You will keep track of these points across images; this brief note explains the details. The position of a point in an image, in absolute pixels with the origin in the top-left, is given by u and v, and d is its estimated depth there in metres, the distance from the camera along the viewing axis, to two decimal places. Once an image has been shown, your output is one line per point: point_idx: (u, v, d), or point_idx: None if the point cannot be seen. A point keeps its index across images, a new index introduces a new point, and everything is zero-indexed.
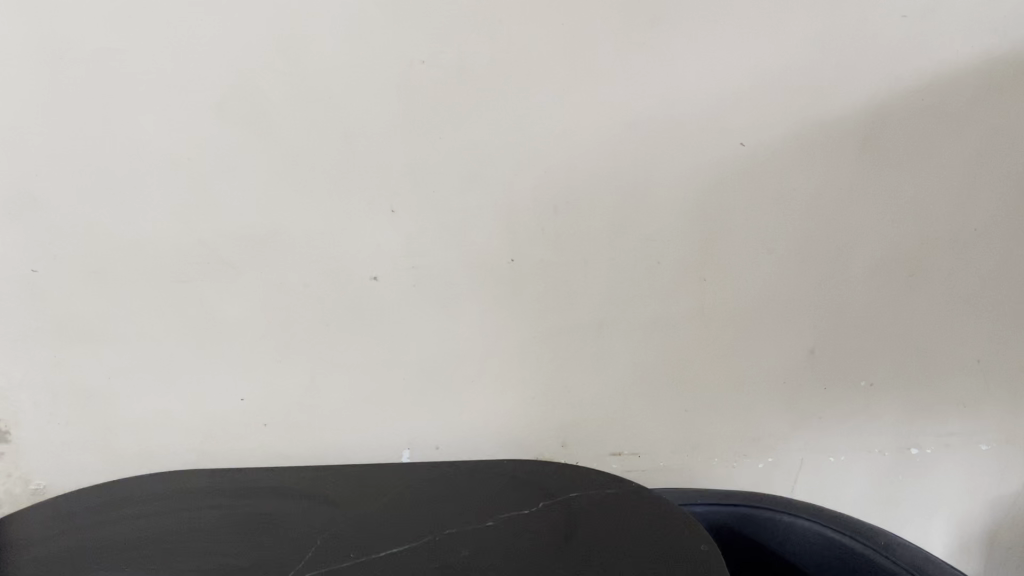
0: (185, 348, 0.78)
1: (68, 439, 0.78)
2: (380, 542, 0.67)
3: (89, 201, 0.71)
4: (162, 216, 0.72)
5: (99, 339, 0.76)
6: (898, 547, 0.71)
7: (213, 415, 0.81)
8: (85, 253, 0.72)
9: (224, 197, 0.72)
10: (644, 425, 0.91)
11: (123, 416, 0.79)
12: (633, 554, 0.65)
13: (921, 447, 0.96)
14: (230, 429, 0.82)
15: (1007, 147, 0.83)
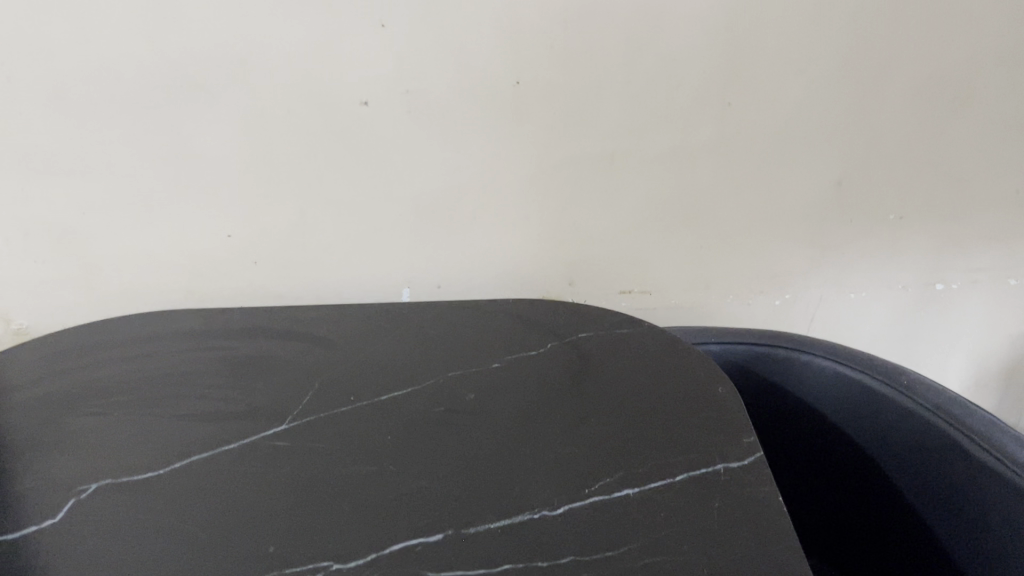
0: (162, 183, 0.72)
1: (47, 278, 0.75)
2: (381, 385, 0.64)
3: (36, 15, 0.62)
4: (122, 33, 0.64)
5: (70, 175, 0.70)
6: (920, 385, 0.67)
7: (198, 253, 0.77)
8: (39, 75, 0.64)
9: (192, 11, 0.64)
10: (656, 262, 0.86)
11: (104, 254, 0.75)
12: (645, 397, 0.62)
13: (947, 283, 0.92)
14: (218, 267, 0.78)
15: None
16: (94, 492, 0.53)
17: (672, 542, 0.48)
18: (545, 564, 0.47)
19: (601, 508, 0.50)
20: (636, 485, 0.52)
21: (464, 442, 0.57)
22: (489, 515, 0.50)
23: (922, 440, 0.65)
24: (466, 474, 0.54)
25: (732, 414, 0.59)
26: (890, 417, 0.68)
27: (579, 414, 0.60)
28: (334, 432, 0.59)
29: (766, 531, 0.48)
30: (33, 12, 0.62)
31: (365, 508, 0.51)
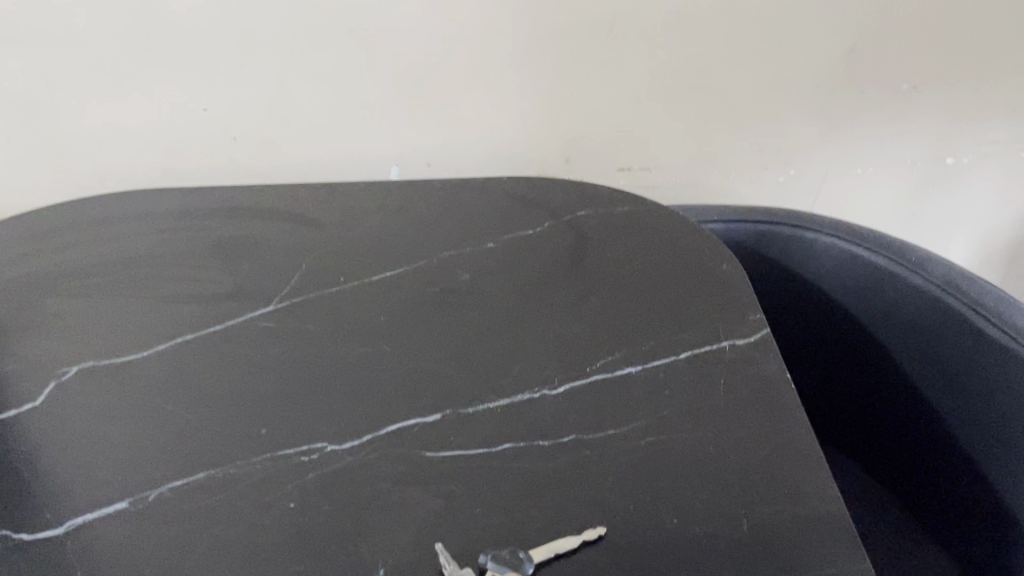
0: (130, 51, 0.67)
1: (12, 155, 0.70)
2: (371, 265, 0.61)
3: None
4: None
5: (28, 42, 0.64)
6: (931, 264, 0.64)
7: (173, 128, 0.72)
8: None
9: None
10: (657, 137, 0.83)
11: (72, 130, 0.70)
12: (648, 273, 0.59)
13: (958, 157, 0.88)
14: (193, 143, 0.74)
15: None
16: (75, 375, 0.51)
17: (676, 420, 0.46)
18: (545, 443, 0.45)
19: (602, 388, 0.49)
20: (638, 363, 0.51)
21: (461, 322, 0.55)
22: (488, 395, 0.49)
23: (934, 318, 0.63)
24: (464, 354, 0.52)
25: (738, 290, 0.57)
26: (899, 297, 0.66)
27: (577, 294, 0.57)
28: (324, 313, 0.56)
29: (772, 408, 0.47)
30: None
31: (359, 389, 0.50)
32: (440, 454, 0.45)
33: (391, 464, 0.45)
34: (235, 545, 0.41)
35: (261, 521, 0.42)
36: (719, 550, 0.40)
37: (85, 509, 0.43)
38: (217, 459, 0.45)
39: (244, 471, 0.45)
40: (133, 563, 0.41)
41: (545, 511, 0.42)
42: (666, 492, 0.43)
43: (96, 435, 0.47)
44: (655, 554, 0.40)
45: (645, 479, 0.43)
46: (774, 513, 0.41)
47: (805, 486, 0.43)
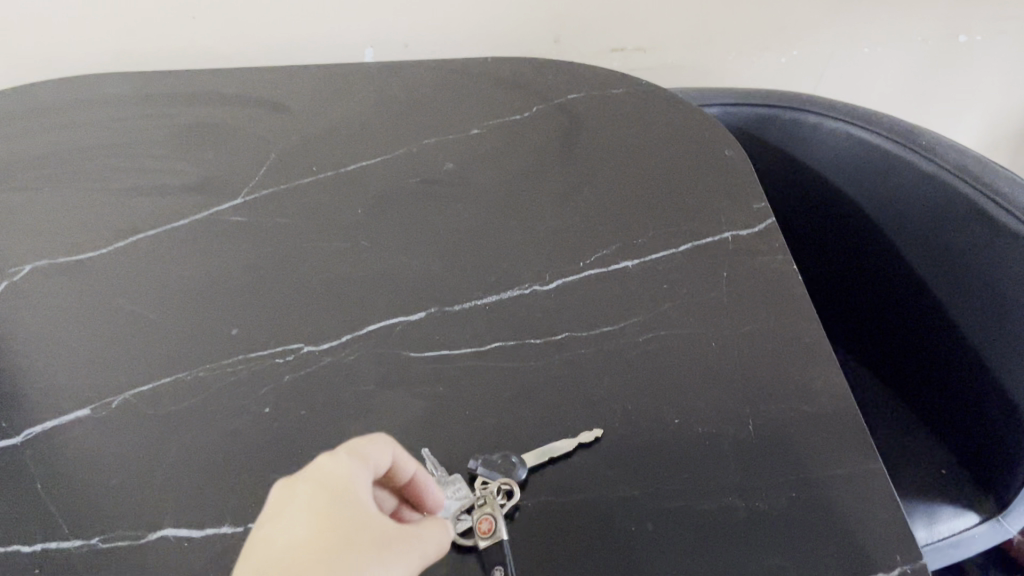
0: None
1: None
2: (349, 151, 0.57)
3: None
4: None
5: None
6: (942, 147, 0.60)
7: (124, 6, 0.65)
8: None
9: None
10: (650, 15, 0.76)
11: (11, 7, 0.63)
12: (645, 161, 0.55)
13: (971, 34, 0.81)
14: (149, 22, 0.67)
15: None
16: (30, 273, 0.48)
17: (676, 316, 0.44)
18: (537, 342, 0.42)
19: (597, 284, 0.46)
20: (636, 257, 0.47)
21: (444, 214, 0.51)
22: (474, 292, 0.46)
23: (938, 205, 0.59)
24: (447, 250, 0.48)
25: (742, 177, 0.53)
26: (905, 183, 0.62)
27: (570, 183, 0.53)
28: (297, 206, 0.52)
29: (780, 302, 0.44)
30: None
31: (337, 287, 0.46)
32: (425, 355, 0.42)
33: (372, 366, 0.42)
34: (208, 452, 0.39)
35: (233, 427, 0.40)
36: (723, 451, 0.37)
37: (45, 416, 0.40)
38: (186, 362, 0.42)
39: (215, 375, 0.42)
40: (99, 472, 0.38)
41: (539, 413, 0.39)
42: (666, 392, 0.40)
43: (55, 338, 0.44)
44: (656, 457, 0.37)
45: (644, 378, 0.41)
46: (782, 412, 0.39)
47: (814, 384, 0.40)
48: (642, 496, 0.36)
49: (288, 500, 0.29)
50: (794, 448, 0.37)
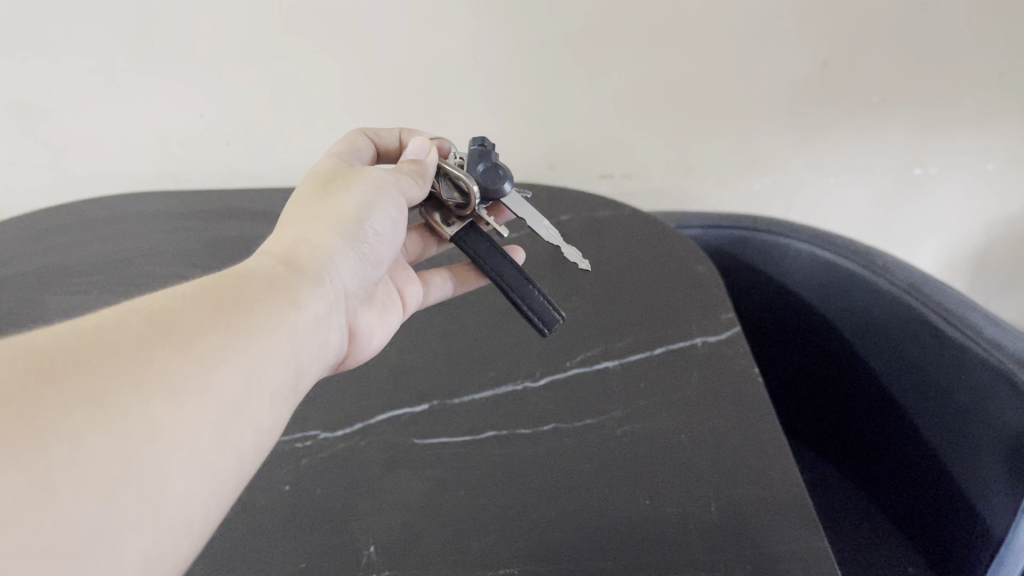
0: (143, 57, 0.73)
1: (48, 138, 0.78)
2: None
3: None
4: None
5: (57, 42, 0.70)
6: (895, 266, 0.66)
7: (183, 122, 0.79)
8: None
9: None
10: (635, 146, 0.86)
11: (88, 120, 0.77)
12: (625, 272, 0.63)
13: (925, 168, 0.88)
14: (205, 142, 0.81)
15: None
16: None
17: (650, 411, 0.49)
18: (526, 432, 0.48)
19: (580, 382, 0.52)
20: (616, 358, 0.53)
21: (447, 322, 0.58)
22: (475, 388, 0.52)
23: (894, 315, 0.65)
24: (450, 351, 0.55)
25: (713, 289, 0.60)
26: (864, 298, 0.68)
27: (558, 293, 0.61)
28: None
29: (741, 399, 0.50)
30: None
31: (352, 384, 0.52)
32: (427, 441, 0.48)
33: (381, 450, 0.47)
34: (233, 523, 0.43)
35: (256, 503, 0.44)
36: (689, 530, 0.42)
37: None
38: None
39: None
40: None
41: (526, 494, 0.44)
42: (640, 477, 0.45)
43: None
44: (630, 534, 0.42)
45: (621, 465, 0.46)
46: (741, 495, 0.44)
47: (770, 472, 0.45)
48: (615, 568, 0.41)
49: (295, 200, 0.44)
50: (749, 527, 0.42)
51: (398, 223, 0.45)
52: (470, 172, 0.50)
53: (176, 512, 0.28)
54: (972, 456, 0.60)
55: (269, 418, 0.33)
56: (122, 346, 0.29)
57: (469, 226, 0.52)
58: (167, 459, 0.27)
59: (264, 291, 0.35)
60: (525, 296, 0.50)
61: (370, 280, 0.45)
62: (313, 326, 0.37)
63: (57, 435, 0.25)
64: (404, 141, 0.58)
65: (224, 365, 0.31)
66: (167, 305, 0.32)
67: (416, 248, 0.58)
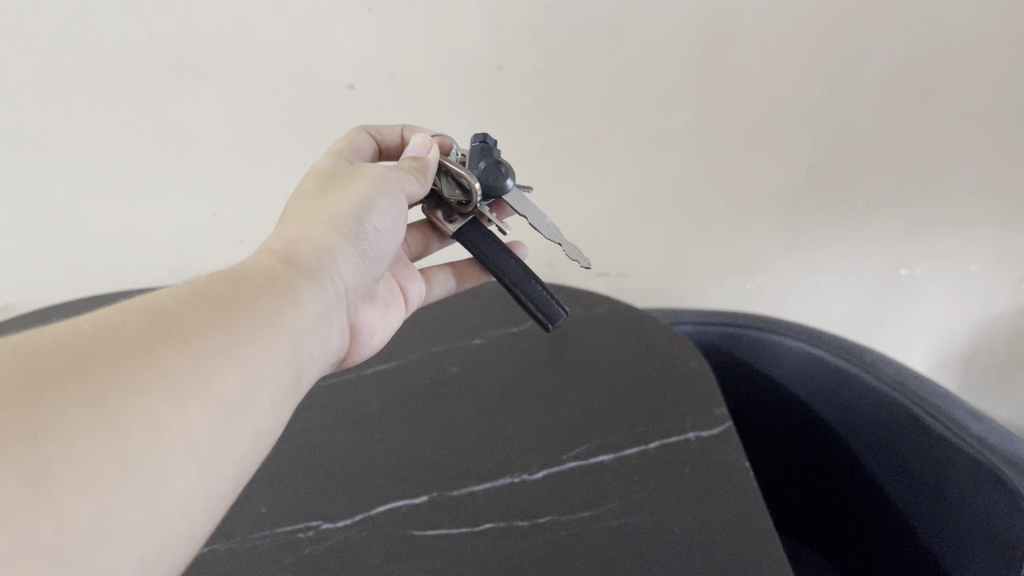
0: (166, 164, 0.77)
1: (70, 241, 0.82)
2: (367, 360, 0.68)
3: (50, 12, 0.65)
4: (126, 27, 0.66)
5: (83, 153, 0.75)
6: (883, 364, 0.68)
7: (201, 224, 0.83)
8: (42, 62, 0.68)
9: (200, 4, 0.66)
10: (630, 246, 0.90)
11: (110, 222, 0.81)
12: (620, 367, 0.65)
13: (911, 268, 0.91)
14: (220, 240, 0.85)
15: None
16: None
17: (647, 503, 0.50)
18: (525, 524, 0.49)
19: (577, 474, 0.53)
20: (612, 451, 0.55)
21: (448, 414, 0.60)
22: (473, 479, 0.53)
23: (884, 411, 0.67)
24: (451, 442, 0.57)
25: (705, 384, 0.62)
26: (854, 396, 0.70)
27: (556, 387, 0.63)
28: (323, 405, 0.61)
29: (735, 493, 0.51)
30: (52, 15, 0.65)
31: (355, 473, 0.54)
32: (427, 531, 0.49)
33: (381, 540, 0.48)
34: None
35: None
36: None
37: None
38: (218, 536, 0.49)
39: (245, 546, 0.48)
40: None
41: None
42: (638, 568, 0.46)
43: None
44: None
45: (619, 556, 0.46)
46: None
47: (765, 565, 0.46)
48: None
49: (298, 195, 0.49)
50: None
51: (394, 220, 0.50)
52: (472, 168, 0.54)
53: (171, 515, 0.28)
54: (965, 552, 0.61)
55: (267, 418, 0.35)
56: (126, 346, 0.30)
57: (470, 222, 0.57)
58: (167, 457, 0.28)
59: (264, 297, 0.38)
60: (532, 290, 0.56)
61: (364, 277, 0.49)
62: (310, 329, 0.40)
63: (58, 431, 0.26)
64: (406, 138, 0.62)
65: (225, 365, 0.33)
66: (168, 307, 0.33)
67: (417, 243, 0.65)
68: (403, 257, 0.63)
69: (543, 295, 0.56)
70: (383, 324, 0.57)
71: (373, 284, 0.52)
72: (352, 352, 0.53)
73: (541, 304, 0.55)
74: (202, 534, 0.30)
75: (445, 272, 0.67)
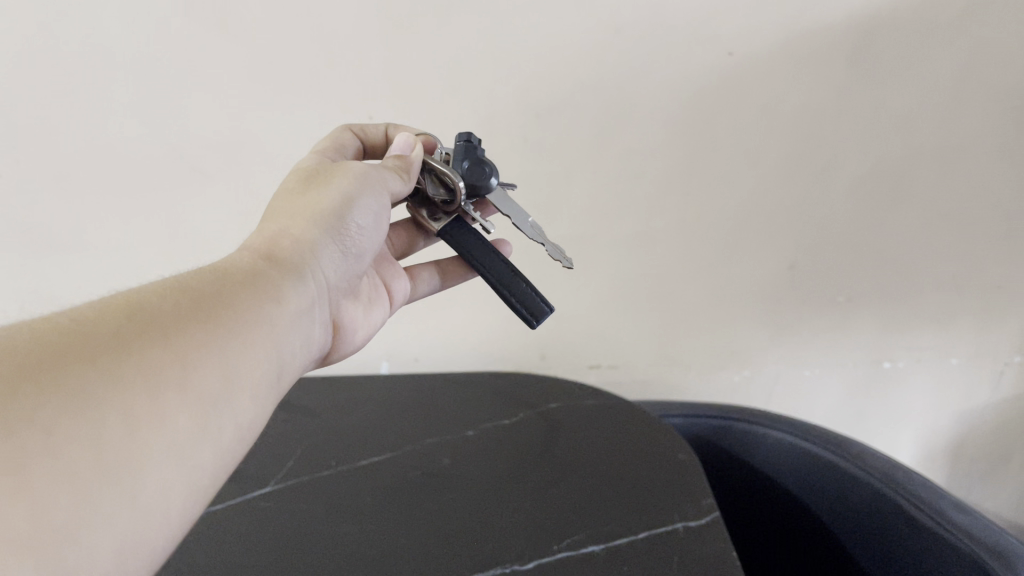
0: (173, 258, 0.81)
1: None
2: (362, 453, 0.69)
3: (72, 117, 0.69)
4: (142, 130, 0.71)
5: (95, 248, 0.79)
6: (868, 457, 0.70)
7: None
8: (62, 163, 0.72)
9: (211, 110, 0.71)
10: (620, 339, 0.93)
11: None
12: (610, 458, 0.66)
13: (894, 361, 0.93)
14: None
15: (1011, 56, 0.71)
16: None
17: None
18: None
19: (566, 564, 0.54)
20: (601, 542, 0.56)
21: (440, 505, 0.61)
22: (463, 569, 0.54)
23: (870, 503, 0.68)
24: (442, 532, 0.57)
25: (693, 476, 0.63)
26: (841, 488, 0.71)
27: (547, 478, 0.64)
28: (316, 495, 0.62)
29: None
30: (73, 120, 0.70)
31: (346, 562, 0.54)
32: None
33: None
34: None
35: None
36: None
37: None
38: None
39: None
40: None
41: None
42: None
43: None
44: None
45: None
46: None
47: None
48: None
49: (280, 195, 0.50)
50: None
51: (377, 217, 0.52)
52: (456, 168, 0.55)
53: (150, 503, 0.30)
54: None
55: (247, 412, 0.36)
56: (105, 341, 0.31)
57: (455, 220, 0.58)
58: (144, 450, 0.30)
59: (245, 294, 0.39)
60: (516, 289, 0.57)
61: (345, 273, 0.51)
62: (291, 325, 0.42)
63: (34, 426, 0.27)
64: (391, 136, 0.64)
65: (203, 357, 0.34)
66: (148, 302, 0.35)
67: (403, 242, 0.67)
68: (388, 255, 0.64)
69: (527, 293, 0.57)
70: (368, 321, 0.58)
71: (355, 281, 0.53)
72: (335, 349, 0.55)
73: (525, 302, 0.57)
74: (185, 520, 0.32)
75: (430, 272, 0.67)
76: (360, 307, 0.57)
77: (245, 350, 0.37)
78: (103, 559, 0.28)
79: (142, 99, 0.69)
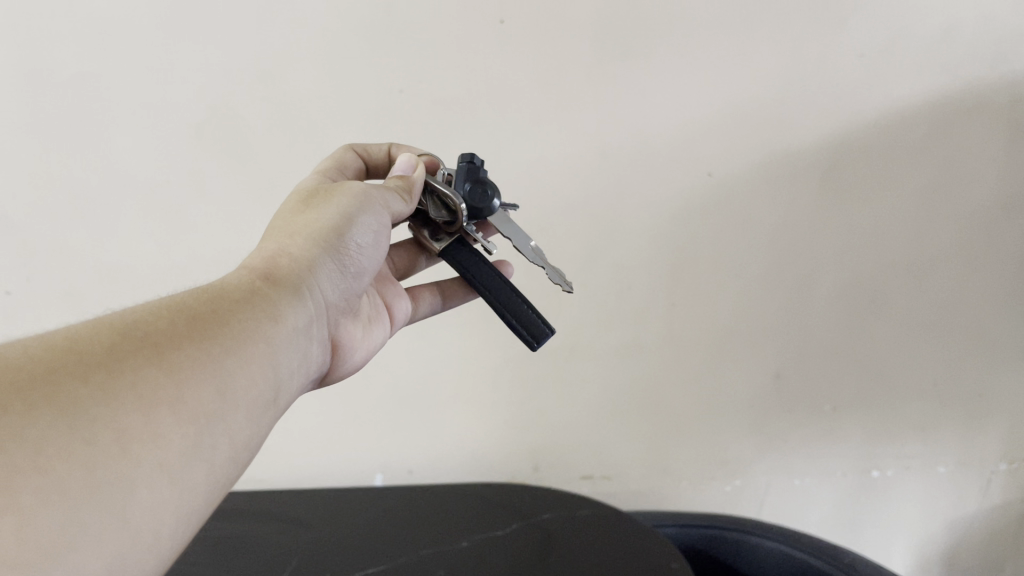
0: None
1: None
2: (357, 565, 0.69)
3: (83, 238, 0.73)
4: (151, 249, 0.74)
5: None
6: (860, 566, 0.71)
7: None
8: (68, 283, 0.75)
9: (218, 229, 0.74)
10: (611, 450, 0.94)
11: None
12: (604, 568, 0.67)
13: (882, 470, 0.94)
14: None
15: (972, 174, 0.76)
16: None
17: None
18: None
19: None
20: None
21: None
22: None
23: None
24: None
25: None
26: None
27: None
28: None
29: None
30: (85, 240, 0.73)
31: None
32: None
33: None
34: None
35: None
36: None
37: None
38: None
39: None
40: None
41: None
42: None
43: None
44: None
45: None
46: None
47: None
48: None
49: (281, 211, 0.52)
50: None
51: (377, 236, 0.53)
52: (457, 190, 0.58)
53: (140, 525, 0.30)
54: None
55: (243, 430, 0.37)
56: (96, 360, 0.32)
57: (457, 241, 0.60)
58: (137, 465, 0.30)
59: (242, 314, 0.40)
60: (518, 311, 0.58)
61: (343, 293, 0.52)
62: (288, 343, 0.42)
63: (23, 441, 0.28)
64: (394, 155, 0.66)
65: (196, 371, 0.35)
66: (142, 323, 0.36)
67: (405, 261, 0.70)
68: (389, 276, 0.66)
69: (529, 316, 0.58)
70: (367, 341, 0.59)
71: (354, 300, 0.55)
72: (335, 367, 0.56)
73: (525, 322, 0.58)
74: (177, 540, 0.32)
75: (431, 293, 0.69)
76: (358, 326, 0.59)
77: (239, 367, 0.37)
78: (93, 571, 0.28)
79: (150, 216, 0.73)
